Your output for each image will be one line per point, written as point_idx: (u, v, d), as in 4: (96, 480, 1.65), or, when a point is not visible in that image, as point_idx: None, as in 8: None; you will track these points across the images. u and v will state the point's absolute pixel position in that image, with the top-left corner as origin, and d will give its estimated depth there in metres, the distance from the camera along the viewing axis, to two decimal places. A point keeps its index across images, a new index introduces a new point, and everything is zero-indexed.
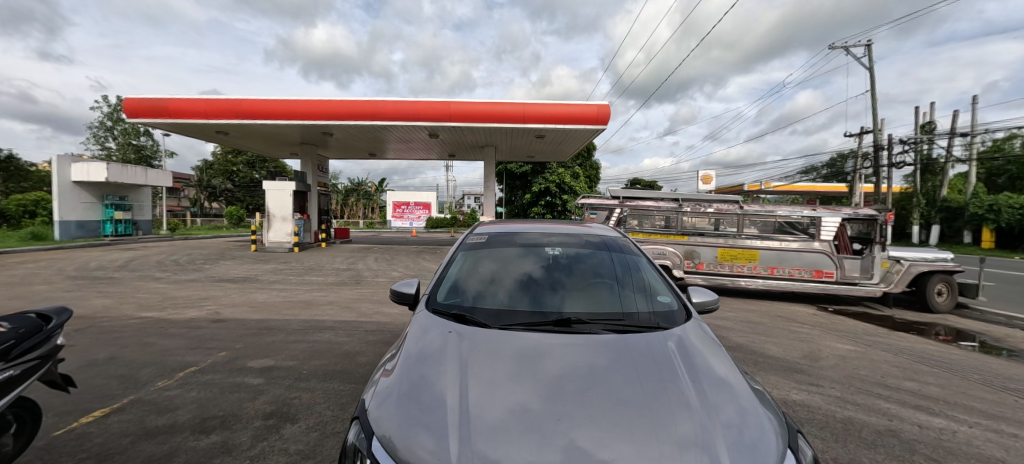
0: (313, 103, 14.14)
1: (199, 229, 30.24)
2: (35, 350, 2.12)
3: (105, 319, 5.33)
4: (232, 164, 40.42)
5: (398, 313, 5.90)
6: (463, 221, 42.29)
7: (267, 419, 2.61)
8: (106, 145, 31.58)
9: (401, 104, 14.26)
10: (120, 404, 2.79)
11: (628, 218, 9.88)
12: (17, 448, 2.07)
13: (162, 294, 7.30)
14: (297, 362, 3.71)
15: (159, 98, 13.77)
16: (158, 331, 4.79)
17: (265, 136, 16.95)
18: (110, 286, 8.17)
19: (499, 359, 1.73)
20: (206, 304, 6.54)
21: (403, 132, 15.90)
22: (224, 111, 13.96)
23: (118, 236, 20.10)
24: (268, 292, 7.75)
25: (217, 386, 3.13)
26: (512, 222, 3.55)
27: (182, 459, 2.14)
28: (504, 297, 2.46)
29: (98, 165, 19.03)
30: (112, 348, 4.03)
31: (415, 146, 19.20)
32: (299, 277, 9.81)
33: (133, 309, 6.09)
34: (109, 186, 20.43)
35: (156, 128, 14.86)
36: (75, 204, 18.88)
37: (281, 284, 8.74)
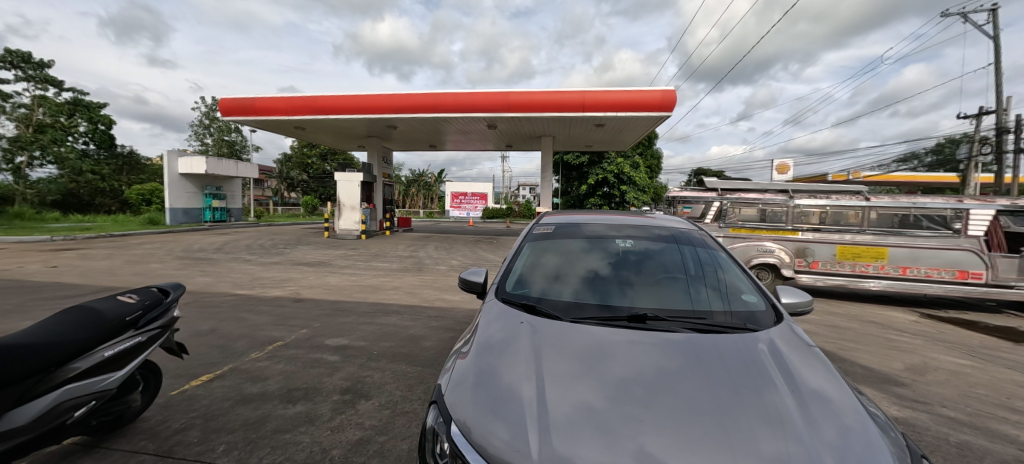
0: (379, 97, 14.88)
1: (279, 216, 33.43)
2: (152, 324, 2.42)
3: (207, 295, 6.07)
4: (307, 157, 43.76)
5: (459, 301, 6.08)
6: (519, 211, 42.57)
7: (342, 394, 2.83)
8: (204, 141, 35.67)
9: (460, 96, 14.57)
10: (222, 370, 3.16)
11: (731, 212, 9.16)
12: (143, 403, 2.45)
13: (251, 275, 8.14)
14: (368, 343, 3.95)
15: (245, 98, 15.14)
16: (248, 307, 5.35)
17: (336, 131, 18.13)
18: (210, 266, 9.27)
19: (570, 354, 1.71)
20: (289, 285, 7.18)
21: (462, 124, 16.25)
22: (302, 107, 15.10)
23: (215, 222, 22.82)
24: (340, 276, 8.35)
25: (300, 361, 3.42)
26: (574, 212, 3.48)
27: (271, 425, 2.44)
28: (572, 293, 2.45)
29: (199, 158, 21.38)
30: (213, 321, 4.56)
31: (472, 137, 19.52)
32: (367, 262, 10.51)
33: (228, 287, 6.84)
34: (208, 178, 23.00)
35: (245, 125, 16.42)
36: (183, 193, 21.56)
37: (351, 269, 9.36)
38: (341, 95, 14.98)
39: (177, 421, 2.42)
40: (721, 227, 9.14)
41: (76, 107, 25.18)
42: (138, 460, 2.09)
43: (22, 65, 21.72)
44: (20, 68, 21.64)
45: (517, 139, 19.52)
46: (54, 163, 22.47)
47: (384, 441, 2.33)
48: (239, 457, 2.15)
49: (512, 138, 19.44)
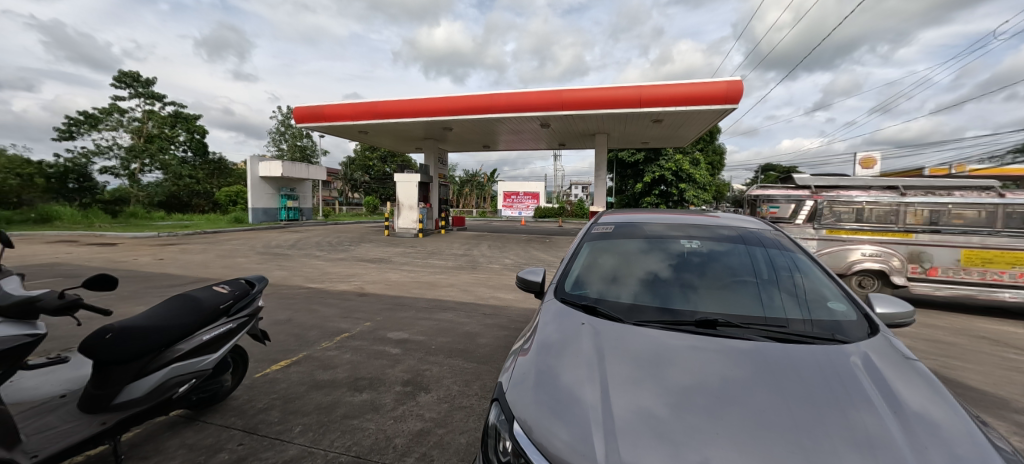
0: (435, 100, 15.42)
1: (345, 215, 35.84)
2: (242, 311, 2.66)
3: (285, 287, 6.66)
4: (369, 159, 46.24)
5: (512, 299, 6.12)
6: (570, 211, 41.88)
7: (404, 386, 2.96)
8: (280, 147, 39.04)
9: (513, 96, 14.68)
10: (298, 357, 3.45)
11: (827, 212, 8.26)
12: (234, 383, 2.75)
13: (321, 270, 8.81)
14: (426, 337, 4.09)
15: (316, 105, 16.43)
16: (319, 300, 5.79)
17: (395, 134, 19.07)
18: (287, 261, 10.17)
19: (632, 357, 1.66)
20: (354, 280, 7.68)
21: (515, 123, 16.35)
22: (365, 113, 16.06)
23: (289, 220, 25.00)
24: (399, 273, 8.77)
25: (364, 352, 3.62)
26: (632, 211, 3.38)
27: (341, 410, 2.64)
28: (631, 295, 2.39)
29: (275, 163, 23.59)
30: (289, 312, 4.99)
31: (524, 137, 19.63)
32: (425, 260, 10.95)
33: (302, 280, 7.46)
34: (284, 181, 25.25)
35: (316, 131, 17.83)
36: (263, 195, 23.87)
37: (410, 266, 9.79)
38: (400, 99, 15.70)
39: (260, 402, 2.69)
40: (816, 229, 8.22)
41: (177, 119, 27.83)
42: (230, 435, 2.38)
43: (133, 84, 25.05)
44: (133, 86, 24.95)
45: (570, 137, 19.30)
46: (160, 169, 26.14)
47: (442, 433, 2.42)
48: (313, 439, 2.36)
49: (564, 137, 19.29)
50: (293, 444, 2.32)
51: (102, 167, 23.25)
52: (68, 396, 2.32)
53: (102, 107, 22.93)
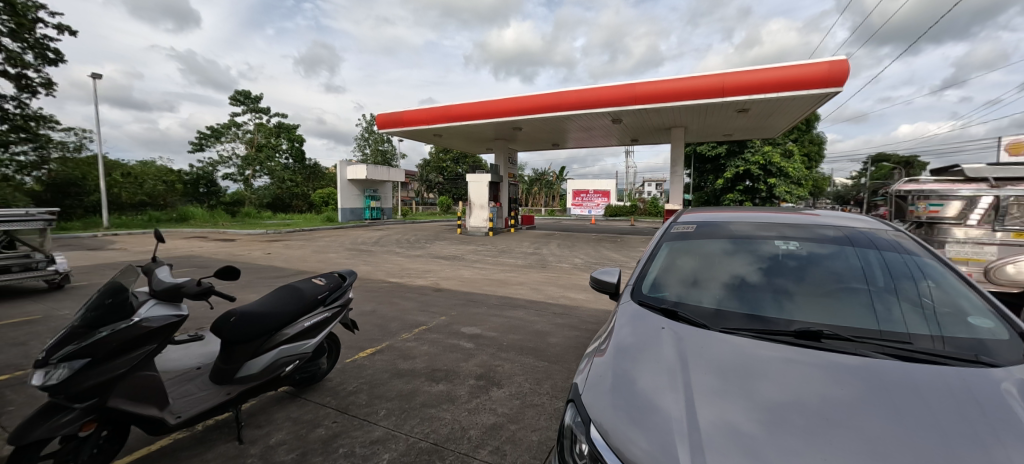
0: (505, 101, 15.66)
1: (422, 214, 37.95)
2: (336, 301, 2.93)
3: (370, 281, 7.27)
4: (443, 161, 47.92)
5: (583, 299, 5.95)
6: (644, 209, 39.64)
7: (477, 380, 3.08)
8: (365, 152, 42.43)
9: (582, 92, 14.27)
10: (382, 346, 3.73)
11: (1014, 209, 6.27)
12: (329, 367, 3.06)
13: (401, 266, 9.45)
14: (497, 334, 4.15)
15: (397, 112, 17.72)
16: (399, 294, 6.21)
17: (466, 136, 19.73)
18: (372, 257, 11.06)
19: (719, 365, 1.53)
20: (430, 276, 8.10)
21: (585, 120, 15.91)
22: (439, 117, 16.88)
23: (372, 219, 27.19)
24: (471, 270, 9.04)
25: (440, 345, 3.80)
26: (714, 210, 3.15)
27: (420, 399, 2.80)
28: (714, 300, 2.22)
29: (360, 166, 25.85)
30: (373, 303, 5.43)
31: (594, 133, 19.12)
32: (495, 258, 11.15)
33: (385, 275, 8.08)
34: (368, 183, 27.60)
35: (396, 135, 19.26)
36: (350, 195, 26.31)
37: (481, 264, 10.04)
38: (472, 102, 16.23)
39: (349, 385, 2.96)
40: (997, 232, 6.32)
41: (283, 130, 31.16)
42: (327, 413, 2.64)
43: (246, 102, 28.91)
44: (246, 104, 28.80)
45: (644, 131, 18.31)
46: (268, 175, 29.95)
47: (515, 429, 2.45)
48: (396, 423, 2.54)
49: (637, 132, 18.44)
50: (379, 426, 2.51)
51: (225, 174, 27.03)
52: (202, 368, 2.72)
53: (224, 123, 26.80)
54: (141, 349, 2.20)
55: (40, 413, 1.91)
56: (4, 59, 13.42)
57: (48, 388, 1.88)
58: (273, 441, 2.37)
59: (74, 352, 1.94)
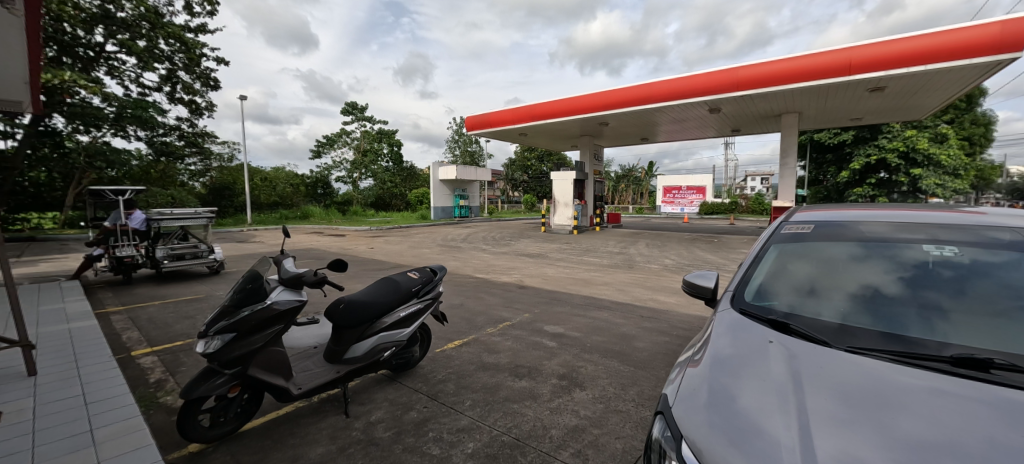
0: (589, 96, 15.10)
1: (507, 212, 38.56)
2: (428, 294, 3.11)
3: (460, 276, 7.68)
4: (526, 160, 47.45)
5: (675, 303, 5.52)
6: (746, 206, 35.01)
7: (559, 380, 3.06)
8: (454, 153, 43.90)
9: (675, 82, 13.11)
10: (467, 338, 3.90)
11: None
12: (421, 354, 3.28)
13: (487, 262, 9.76)
14: (581, 334, 4.07)
15: (483, 114, 18.34)
16: (486, 289, 6.44)
17: (550, 134, 19.63)
18: (460, 254, 11.62)
19: (842, 389, 1.30)
20: (514, 272, 8.25)
21: (678, 112, 14.67)
22: (523, 116, 16.99)
23: (462, 217, 28.67)
24: (555, 268, 8.96)
25: (524, 341, 3.85)
26: (839, 209, 2.70)
27: (503, 393, 2.87)
28: (836, 313, 1.91)
29: (450, 167, 27.49)
30: (461, 297, 5.73)
31: (689, 126, 17.58)
32: (579, 257, 10.89)
33: (472, 271, 8.44)
34: (459, 183, 29.20)
35: (483, 136, 20.01)
36: (441, 195, 28.00)
37: (565, 262, 9.89)
38: (555, 99, 16.08)
39: (438, 373, 3.15)
40: None
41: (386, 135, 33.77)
42: (419, 397, 2.84)
43: (355, 112, 29.96)
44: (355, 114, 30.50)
45: (747, 120, 16.41)
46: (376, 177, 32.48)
47: (598, 434, 2.38)
48: (480, 414, 2.63)
49: (739, 121, 16.56)
50: (465, 415, 2.62)
51: (339, 177, 30.86)
52: (318, 348, 2.99)
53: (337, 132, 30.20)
54: (270, 329, 2.49)
55: (201, 375, 2.32)
56: (183, 89, 16.74)
57: (207, 355, 2.27)
58: (373, 419, 2.60)
59: (224, 327, 2.31)
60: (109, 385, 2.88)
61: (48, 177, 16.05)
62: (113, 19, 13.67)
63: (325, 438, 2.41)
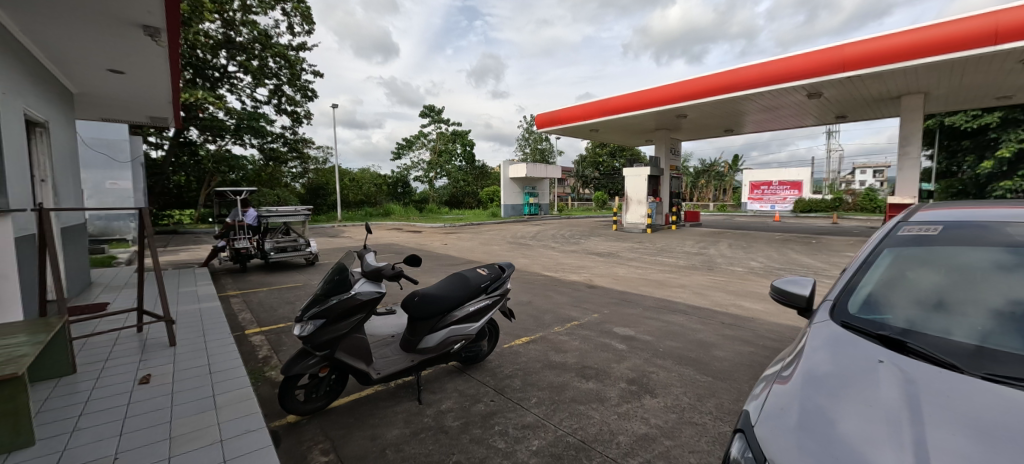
0: (666, 87, 14.19)
1: (577, 210, 37.48)
2: (496, 290, 3.17)
3: (528, 273, 7.73)
4: (599, 155, 42.34)
5: (762, 311, 4.99)
6: (851, 202, 30.08)
7: (629, 384, 2.95)
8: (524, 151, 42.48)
9: (767, 65, 11.70)
10: (534, 336, 3.94)
11: None
12: (489, 349, 3.37)
13: (556, 260, 9.66)
14: (653, 339, 3.87)
15: (554, 111, 18.29)
16: (554, 287, 6.42)
17: (622, 129, 18.91)
18: (529, 251, 11.64)
19: (983, 420, 1.04)
20: (583, 271, 8.06)
21: (770, 98, 13.10)
22: (595, 112, 16.62)
23: (532, 215, 28.74)
24: (626, 267, 8.57)
25: (592, 342, 3.78)
26: (983, 208, 2.22)
27: (569, 393, 2.83)
28: (975, 330, 1.56)
29: (519, 165, 27.75)
30: (529, 295, 5.78)
31: (782, 114, 15.69)
32: (653, 256, 10.28)
33: (541, 268, 8.43)
34: (529, 180, 29.35)
35: (553, 134, 20.02)
36: (512, 192, 28.33)
37: (638, 261, 9.40)
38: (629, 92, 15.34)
39: (505, 369, 3.21)
40: None
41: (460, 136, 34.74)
42: (487, 390, 2.91)
43: (432, 114, 31.65)
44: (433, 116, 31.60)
45: (855, 105, 14.32)
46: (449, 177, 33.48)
47: (670, 445, 2.25)
48: (546, 413, 2.61)
49: (846, 106, 14.39)
50: (530, 412, 2.62)
51: (417, 177, 32.72)
52: (395, 337, 3.18)
53: (415, 134, 31.92)
54: (354, 317, 2.69)
55: (298, 354, 2.60)
56: (287, 100, 18.97)
57: (303, 337, 2.52)
58: (443, 408, 2.71)
59: (316, 313, 2.56)
60: (228, 358, 3.37)
61: (187, 180, 19.17)
62: (233, 43, 16.01)
63: (400, 421, 2.56)
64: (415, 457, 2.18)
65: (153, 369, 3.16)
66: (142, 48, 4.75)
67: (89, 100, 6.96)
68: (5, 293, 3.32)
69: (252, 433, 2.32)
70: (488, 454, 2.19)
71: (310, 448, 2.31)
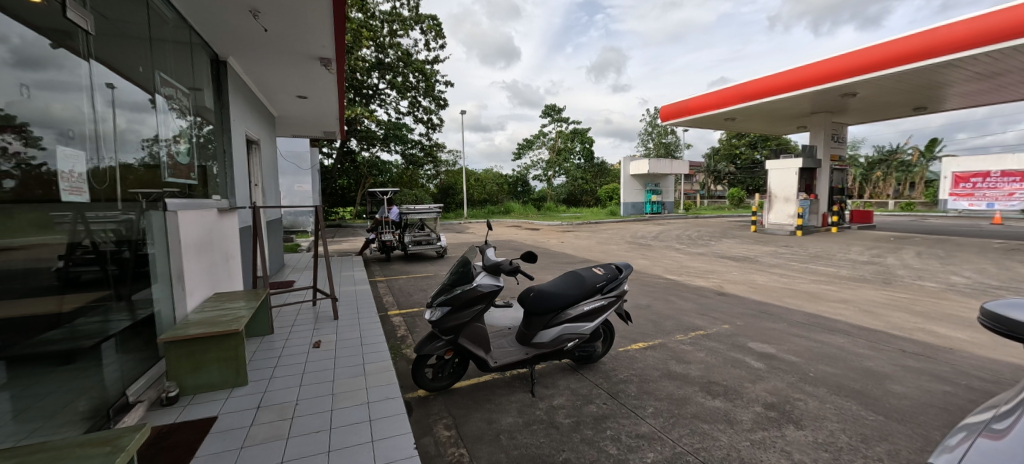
0: (829, 62, 11.81)
1: (706, 208, 33.68)
2: (612, 291, 3.09)
3: (647, 275, 7.34)
4: (735, 147, 36.52)
5: (969, 343, 3.80)
6: None
7: (765, 409, 2.57)
8: (647, 146, 39.96)
9: (989, 18, 8.71)
10: (653, 342, 3.75)
11: None
12: (603, 351, 3.31)
13: (680, 263, 8.91)
14: (802, 360, 3.31)
15: (681, 101, 17.12)
16: (677, 291, 5.96)
17: (767, 115, 16.49)
18: (650, 252, 10.97)
19: None
20: (712, 276, 7.28)
21: (991, 60, 9.72)
22: (731, 98, 14.92)
23: (654, 214, 27.05)
24: (767, 275, 7.42)
25: (721, 356, 3.42)
26: None
27: (691, 409, 2.59)
28: None
29: (642, 161, 26.15)
30: (649, 298, 5.51)
31: (1015, 79, 11.51)
32: (803, 264, 8.66)
33: (662, 270, 7.90)
34: (651, 176, 27.49)
35: (680, 126, 18.78)
36: (632, 190, 27.00)
37: (784, 269, 8.04)
38: (777, 73, 13.31)
39: (619, 374, 3.10)
40: None
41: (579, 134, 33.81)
42: (599, 393, 2.85)
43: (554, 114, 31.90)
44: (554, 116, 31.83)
45: None
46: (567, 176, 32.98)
47: None
48: (664, 425, 2.42)
49: None
50: (646, 421, 2.46)
51: (536, 175, 33.72)
52: (511, 330, 3.33)
53: (534, 135, 32.50)
54: (475, 306, 2.88)
55: (428, 336, 2.89)
56: (424, 110, 21.40)
57: (432, 322, 2.79)
58: (555, 403, 2.74)
59: (444, 300, 2.82)
60: (374, 333, 3.99)
61: (349, 183, 23.25)
62: (383, 64, 18.67)
63: (514, 410, 2.66)
64: (526, 447, 2.23)
65: (322, 336, 3.93)
66: (319, 75, 5.86)
67: (290, 120, 8.92)
68: (234, 269, 4.51)
69: (390, 400, 2.68)
70: (600, 457, 2.12)
71: (435, 421, 2.56)
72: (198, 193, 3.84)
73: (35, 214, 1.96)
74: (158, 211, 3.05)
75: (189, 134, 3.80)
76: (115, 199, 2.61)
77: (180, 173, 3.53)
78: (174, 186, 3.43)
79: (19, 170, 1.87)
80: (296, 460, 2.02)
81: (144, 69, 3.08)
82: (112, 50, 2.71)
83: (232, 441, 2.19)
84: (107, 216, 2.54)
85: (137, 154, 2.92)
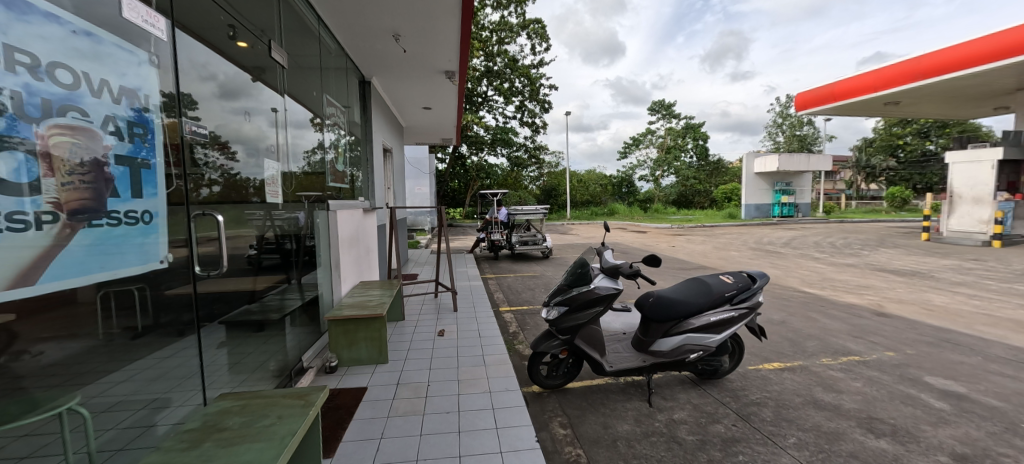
0: None
1: (854, 210, 28.24)
2: (744, 303, 2.82)
3: (780, 287, 6.49)
4: (897, 136, 29.39)
5: None
6: None
7: (952, 459, 2.09)
8: (775, 139, 35.17)
9: None
10: (792, 364, 3.33)
11: None
12: (730, 367, 3.04)
13: (822, 274, 7.66)
14: (1012, 408, 2.60)
15: (825, 86, 14.75)
16: (819, 308, 5.17)
17: (952, 95, 13.12)
18: (780, 260, 9.64)
19: None
20: (868, 293, 6.10)
21: None
22: (895, 78, 12.33)
23: (783, 217, 23.68)
24: (953, 296, 5.91)
25: (886, 389, 2.89)
26: None
27: (847, 446, 2.23)
28: None
29: (771, 156, 23.18)
30: (783, 313, 4.89)
31: None
32: (1010, 284, 6.68)
33: (799, 282, 6.90)
34: (779, 174, 24.27)
35: (823, 114, 16.18)
36: (757, 190, 24.12)
37: (978, 290, 6.31)
38: (967, 40, 10.56)
39: (750, 395, 2.82)
40: None
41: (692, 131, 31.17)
42: (725, 412, 2.62)
43: (663, 110, 30.30)
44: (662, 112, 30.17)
45: None
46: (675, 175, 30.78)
47: None
48: (812, 459, 2.13)
49: None
50: (787, 452, 2.19)
51: (642, 175, 32.18)
52: (627, 335, 3.25)
53: (642, 133, 31.01)
54: (592, 309, 2.87)
55: (543, 334, 2.98)
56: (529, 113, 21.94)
57: (550, 320, 2.88)
58: (676, 417, 2.60)
59: (560, 300, 2.89)
60: (489, 328, 4.27)
61: (459, 186, 25.11)
62: (491, 72, 19.58)
63: (631, 418, 2.60)
64: (647, 458, 2.17)
65: (445, 326, 4.34)
66: (441, 87, 6.37)
67: (421, 129, 9.91)
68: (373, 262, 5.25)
69: (509, 392, 2.83)
70: None
71: (551, 418, 2.63)
72: (347, 196, 4.50)
73: (233, 211, 2.48)
74: (320, 210, 3.66)
75: (344, 147, 4.54)
76: (285, 200, 3.17)
77: (335, 178, 4.21)
78: (332, 190, 4.11)
79: (223, 178, 2.43)
80: (433, 435, 2.26)
81: (315, 94, 3.80)
82: (296, 82, 3.44)
83: (379, 410, 2.55)
84: (286, 215, 3.16)
85: (302, 164, 3.53)
